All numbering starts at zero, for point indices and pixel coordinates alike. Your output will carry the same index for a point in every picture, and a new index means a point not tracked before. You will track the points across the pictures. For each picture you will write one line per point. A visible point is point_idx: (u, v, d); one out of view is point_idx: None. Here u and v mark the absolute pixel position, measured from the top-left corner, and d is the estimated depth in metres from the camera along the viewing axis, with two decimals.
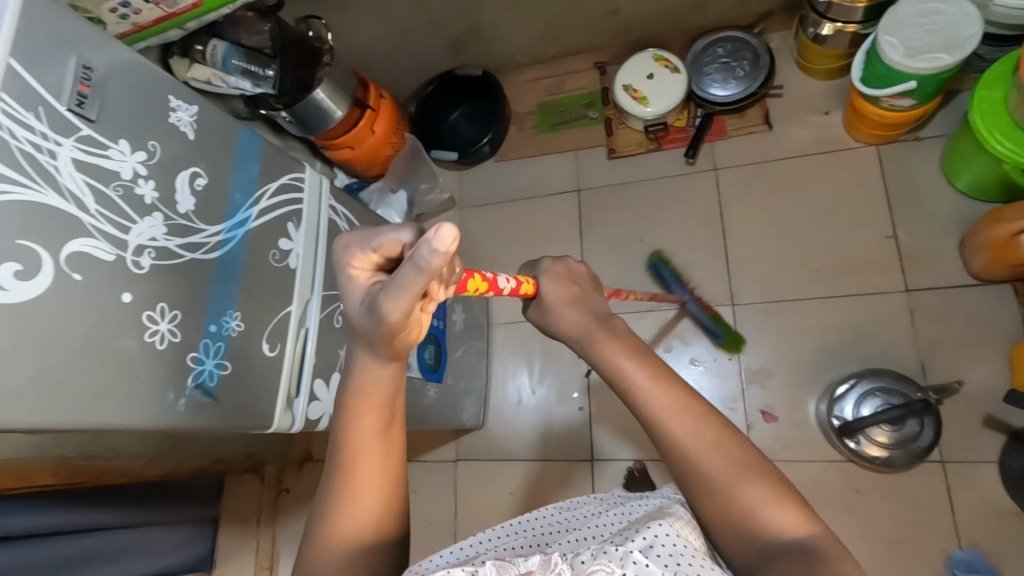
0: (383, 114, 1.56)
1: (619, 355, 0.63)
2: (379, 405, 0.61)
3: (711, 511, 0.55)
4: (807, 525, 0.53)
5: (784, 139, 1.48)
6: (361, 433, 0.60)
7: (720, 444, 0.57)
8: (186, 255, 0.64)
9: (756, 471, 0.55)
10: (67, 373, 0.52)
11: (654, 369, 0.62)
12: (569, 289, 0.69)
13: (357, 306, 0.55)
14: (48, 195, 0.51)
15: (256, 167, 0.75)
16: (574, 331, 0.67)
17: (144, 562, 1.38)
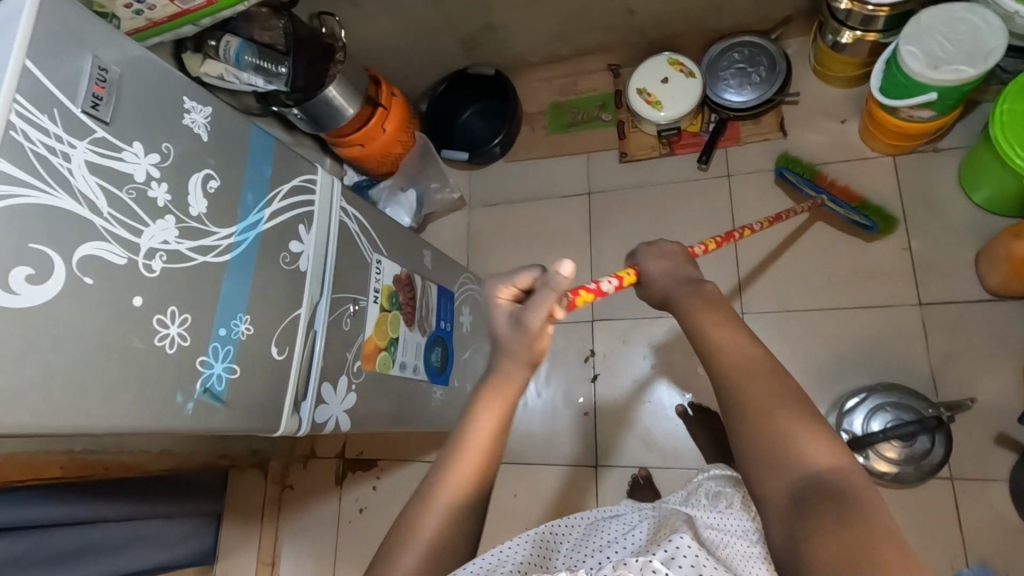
0: (395, 113, 1.56)
1: (692, 305, 0.65)
2: (507, 400, 0.65)
3: (746, 448, 0.54)
4: (840, 462, 0.51)
5: (798, 146, 1.46)
6: (482, 424, 0.63)
7: (765, 380, 0.56)
8: (199, 258, 0.64)
9: (800, 411, 0.54)
10: (78, 378, 0.52)
11: (723, 316, 0.62)
12: (668, 264, 0.72)
13: (504, 322, 0.64)
14: (61, 198, 0.51)
15: (268, 168, 0.74)
16: (661, 295, 0.70)
17: (149, 555, 1.41)
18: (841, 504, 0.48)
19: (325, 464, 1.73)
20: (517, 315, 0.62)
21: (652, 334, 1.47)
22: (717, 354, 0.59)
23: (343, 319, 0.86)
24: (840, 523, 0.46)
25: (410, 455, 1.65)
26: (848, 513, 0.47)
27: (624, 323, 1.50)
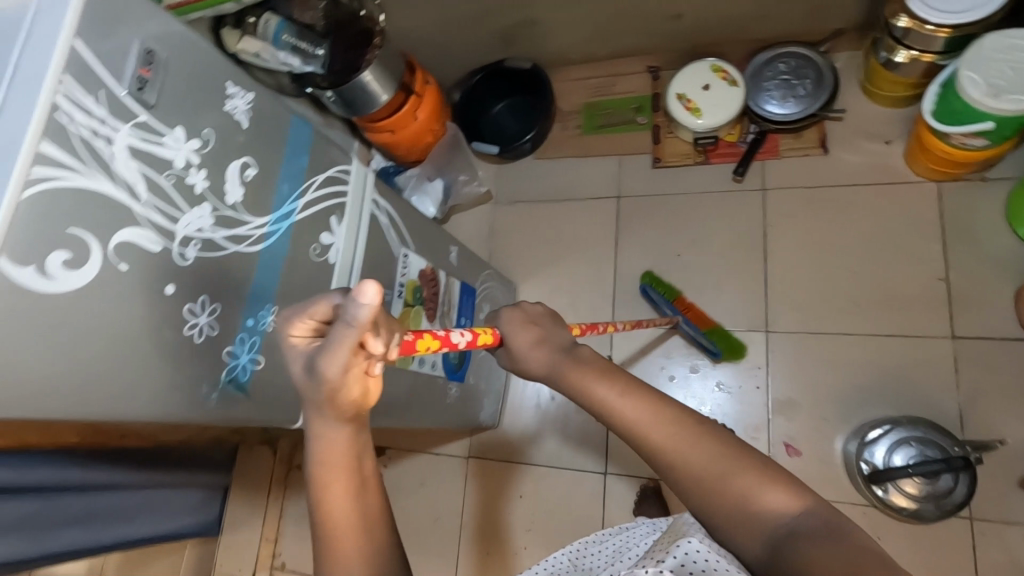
0: (428, 101, 1.53)
1: (587, 379, 0.61)
2: (344, 472, 0.59)
3: (711, 520, 0.53)
4: (800, 503, 0.51)
5: (838, 165, 1.42)
6: (335, 507, 0.59)
7: (695, 438, 0.55)
8: (231, 247, 0.63)
9: (746, 462, 0.53)
10: (108, 366, 0.51)
11: (617, 383, 0.60)
12: (532, 331, 0.66)
13: (301, 373, 0.51)
14: (102, 183, 0.49)
15: (304, 158, 0.74)
16: (541, 368, 0.65)
17: (152, 522, 1.46)
18: (812, 550, 0.47)
19: None
20: (313, 360, 0.49)
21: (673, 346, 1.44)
22: (641, 433, 0.56)
23: None
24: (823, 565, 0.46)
25: None
26: (828, 555, 0.46)
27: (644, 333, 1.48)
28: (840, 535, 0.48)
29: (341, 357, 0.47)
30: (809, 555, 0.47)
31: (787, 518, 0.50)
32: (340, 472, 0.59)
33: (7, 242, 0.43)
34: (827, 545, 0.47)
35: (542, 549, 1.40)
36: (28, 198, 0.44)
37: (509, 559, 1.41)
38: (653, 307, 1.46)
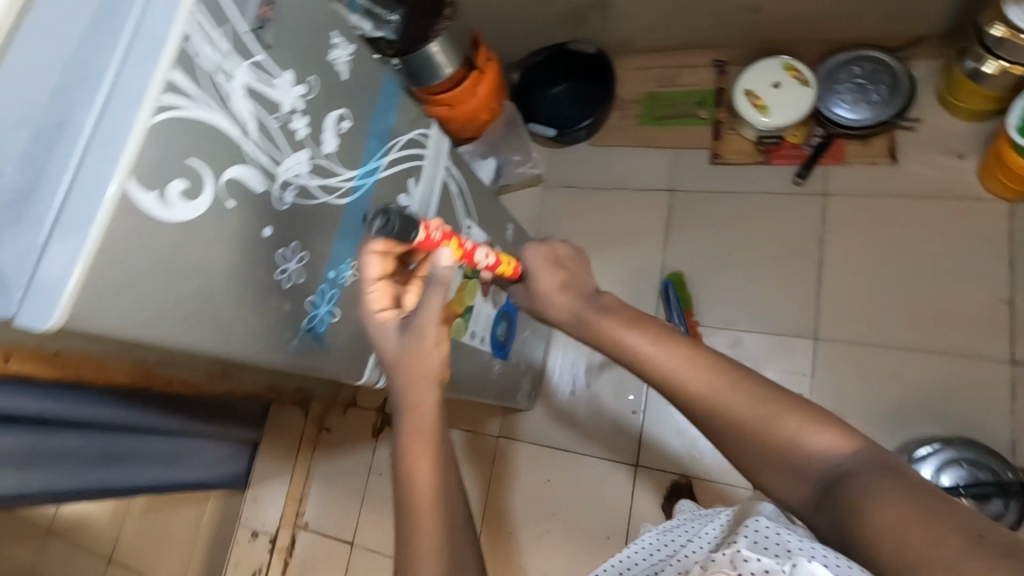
0: (489, 78, 1.50)
1: (617, 328, 0.63)
2: (428, 443, 0.63)
3: (757, 468, 0.55)
4: (849, 442, 0.52)
5: (906, 176, 1.38)
6: (420, 475, 0.63)
7: (735, 386, 0.56)
8: (323, 196, 0.63)
9: (787, 405, 0.55)
10: (208, 302, 0.52)
11: (651, 331, 0.62)
12: (557, 274, 0.71)
13: (389, 342, 0.61)
14: (219, 117, 0.50)
15: (391, 115, 0.74)
16: (567, 311, 0.69)
17: (180, 471, 1.49)
18: (861, 485, 0.49)
19: (363, 415, 1.75)
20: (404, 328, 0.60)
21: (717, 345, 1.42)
22: (682, 388, 0.58)
23: None
24: (878, 502, 0.47)
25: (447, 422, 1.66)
26: (882, 489, 0.48)
27: None
28: (889, 467, 0.50)
29: (432, 322, 0.59)
30: (863, 489, 0.49)
31: (834, 459, 0.52)
32: (421, 442, 0.63)
33: (137, 163, 0.44)
34: (881, 480, 0.49)
35: (566, 534, 1.40)
36: (158, 122, 0.44)
37: (532, 541, 1.42)
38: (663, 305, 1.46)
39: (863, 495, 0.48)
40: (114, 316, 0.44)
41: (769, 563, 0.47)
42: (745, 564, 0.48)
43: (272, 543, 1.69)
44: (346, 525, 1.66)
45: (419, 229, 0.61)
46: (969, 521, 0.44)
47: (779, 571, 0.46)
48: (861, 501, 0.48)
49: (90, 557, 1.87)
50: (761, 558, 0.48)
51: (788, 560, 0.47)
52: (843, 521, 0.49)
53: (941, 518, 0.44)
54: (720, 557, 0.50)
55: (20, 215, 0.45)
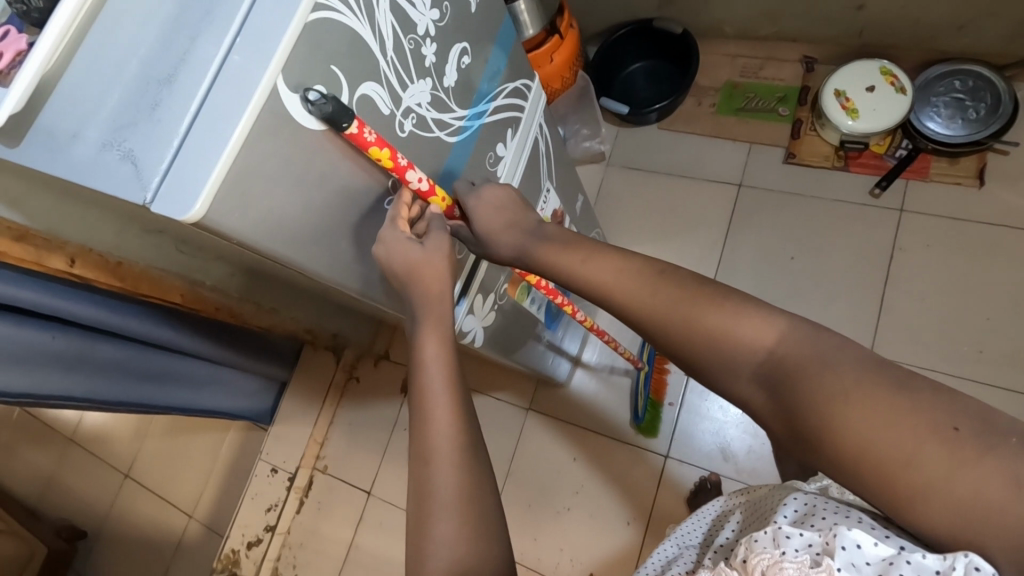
0: (567, 45, 1.46)
1: (567, 259, 0.58)
2: (444, 344, 0.56)
3: (707, 372, 0.49)
4: (777, 329, 0.46)
5: (991, 203, 1.32)
6: (434, 379, 0.54)
7: (652, 288, 0.52)
8: (435, 132, 0.61)
9: (705, 300, 0.49)
10: (319, 216, 0.51)
11: (588, 252, 0.58)
12: (504, 214, 0.64)
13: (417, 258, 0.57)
14: (363, 27, 0.48)
15: (506, 57, 0.72)
16: (510, 250, 0.63)
17: (208, 399, 1.48)
18: (817, 378, 0.43)
19: (395, 368, 1.73)
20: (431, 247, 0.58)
21: None
22: (664, 331, 0.51)
23: None
24: (840, 402, 0.41)
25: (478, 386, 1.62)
26: (842, 384, 0.41)
27: None
28: (833, 346, 0.44)
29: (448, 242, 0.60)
30: (816, 388, 0.42)
31: (759, 350, 0.46)
32: (435, 323, 0.57)
33: (288, 59, 0.42)
34: (830, 370, 0.42)
35: (586, 514, 1.40)
36: (312, 19, 0.43)
37: (552, 516, 1.42)
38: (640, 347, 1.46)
39: (825, 395, 0.42)
40: (243, 217, 0.44)
41: (813, 535, 0.44)
42: (788, 541, 0.45)
43: (290, 481, 1.68)
44: (364, 475, 1.66)
45: (353, 123, 0.46)
46: (939, 409, 0.39)
47: (822, 545, 0.43)
48: (823, 408, 0.41)
49: (109, 469, 1.91)
50: (803, 532, 0.45)
51: (829, 529, 0.44)
52: (811, 435, 0.42)
53: (916, 416, 0.39)
54: (762, 535, 0.47)
55: (159, 99, 0.43)
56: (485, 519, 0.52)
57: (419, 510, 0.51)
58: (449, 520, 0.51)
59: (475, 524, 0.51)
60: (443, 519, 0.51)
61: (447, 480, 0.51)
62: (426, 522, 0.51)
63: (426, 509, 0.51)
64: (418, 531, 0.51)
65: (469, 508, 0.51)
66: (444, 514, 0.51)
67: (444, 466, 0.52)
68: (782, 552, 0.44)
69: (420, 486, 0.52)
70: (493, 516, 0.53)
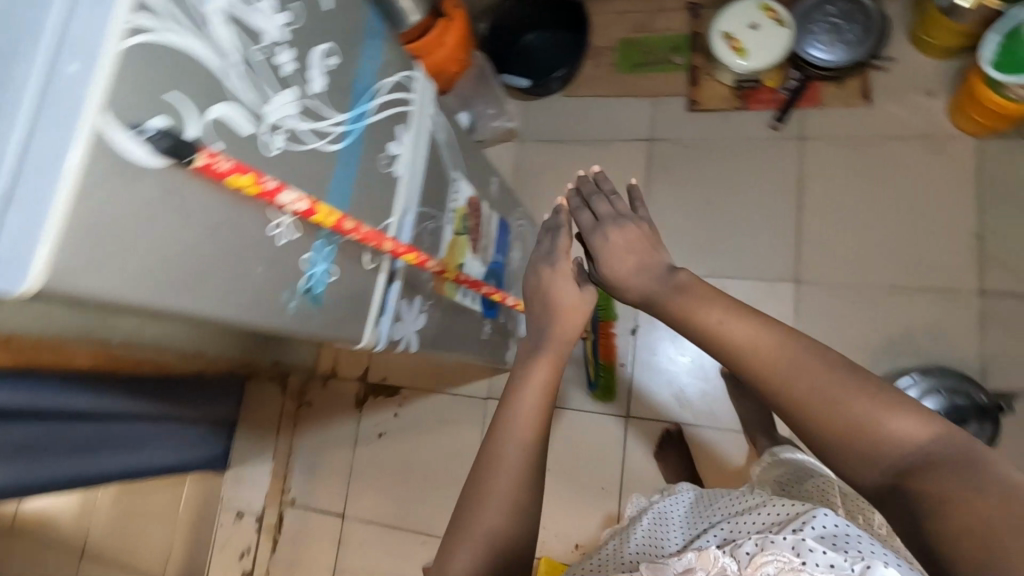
0: (457, 25, 1.40)
1: (710, 317, 0.56)
2: (534, 425, 0.68)
3: (831, 448, 0.48)
4: (930, 428, 0.46)
5: (881, 117, 1.39)
6: (513, 447, 0.67)
7: (800, 362, 0.51)
8: (314, 141, 0.57)
9: (859, 387, 0.48)
10: (190, 258, 0.46)
11: (729, 317, 0.55)
12: (630, 257, 0.68)
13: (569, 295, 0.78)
14: (197, 46, 0.43)
15: (377, 55, 0.69)
16: (639, 294, 0.66)
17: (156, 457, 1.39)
18: (947, 479, 0.44)
19: (345, 386, 1.67)
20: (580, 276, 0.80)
21: None
22: None
23: (423, 237, 0.83)
24: (971, 495, 0.42)
25: (435, 386, 1.58)
26: (978, 485, 0.42)
27: None
28: (969, 461, 0.44)
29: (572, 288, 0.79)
30: (940, 491, 0.43)
31: (907, 446, 0.46)
32: (530, 397, 0.70)
33: (110, 95, 0.37)
34: (962, 485, 0.43)
35: (564, 488, 1.41)
36: (130, 46, 0.38)
37: None
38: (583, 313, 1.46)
39: (947, 495, 0.43)
40: (94, 281, 0.39)
41: (836, 557, 0.49)
42: (810, 553, 0.49)
43: (259, 522, 1.62)
44: (334, 499, 1.61)
45: (200, 155, 0.43)
46: None
47: (846, 569, 0.48)
48: (940, 504, 0.43)
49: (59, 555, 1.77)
50: (827, 550, 0.49)
51: (856, 557, 0.49)
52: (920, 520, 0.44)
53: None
54: (778, 539, 0.52)
55: None
56: (518, 536, 0.65)
57: (452, 538, 0.64)
58: (476, 552, 0.62)
59: (510, 551, 0.64)
60: (474, 548, 0.63)
61: (492, 521, 0.64)
62: (451, 550, 0.63)
63: (462, 537, 0.63)
64: (446, 550, 0.64)
65: (510, 523, 0.65)
66: (481, 543, 0.63)
67: (496, 508, 0.64)
68: (800, 562, 0.49)
69: (460, 525, 0.64)
70: (525, 532, 0.66)
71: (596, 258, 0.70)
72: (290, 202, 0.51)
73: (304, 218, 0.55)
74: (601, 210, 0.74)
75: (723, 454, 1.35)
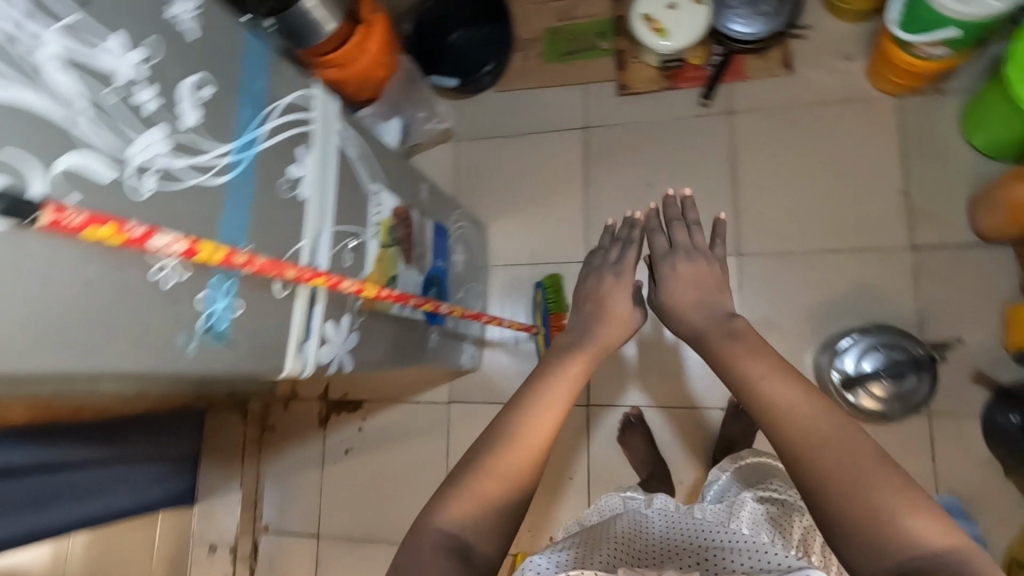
0: (377, 31, 1.38)
1: (762, 376, 0.63)
2: (561, 410, 0.71)
3: (850, 533, 0.52)
4: (950, 538, 0.51)
5: (804, 84, 1.41)
6: (541, 423, 0.69)
7: (839, 439, 0.56)
8: (195, 177, 0.56)
9: (890, 479, 0.54)
10: (54, 316, 0.44)
11: (780, 386, 0.62)
12: (694, 293, 0.81)
13: (624, 303, 0.88)
14: (33, 97, 0.41)
15: (264, 78, 0.67)
16: (695, 322, 0.78)
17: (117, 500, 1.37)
18: None
19: (307, 406, 1.64)
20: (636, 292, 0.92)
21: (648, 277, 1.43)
22: None
23: (345, 255, 0.82)
24: None
25: (397, 396, 1.57)
26: None
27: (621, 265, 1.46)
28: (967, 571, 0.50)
29: (628, 303, 0.88)
30: None
31: (925, 545, 0.51)
32: (562, 388, 0.73)
33: None
34: None
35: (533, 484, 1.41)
36: None
37: None
38: (532, 308, 1.47)
39: None
40: None
41: None
42: None
43: (233, 553, 1.60)
44: (307, 521, 1.59)
45: (46, 211, 0.40)
46: None
47: None
48: None
49: None
50: None
51: None
52: None
53: None
54: None
55: None
56: (513, 506, 0.64)
57: (444, 499, 0.64)
58: (471, 515, 0.62)
59: (502, 522, 0.64)
60: (472, 511, 0.62)
61: (500, 486, 0.64)
62: (437, 505, 0.63)
63: (458, 497, 0.63)
64: (427, 514, 0.63)
65: (514, 488, 0.65)
66: (479, 503, 0.63)
67: (507, 475, 0.65)
68: None
69: (458, 488, 0.64)
70: (522, 502, 0.65)
71: (668, 281, 0.84)
72: (163, 245, 0.49)
73: (187, 258, 0.52)
74: (679, 240, 0.88)
75: (684, 432, 1.37)
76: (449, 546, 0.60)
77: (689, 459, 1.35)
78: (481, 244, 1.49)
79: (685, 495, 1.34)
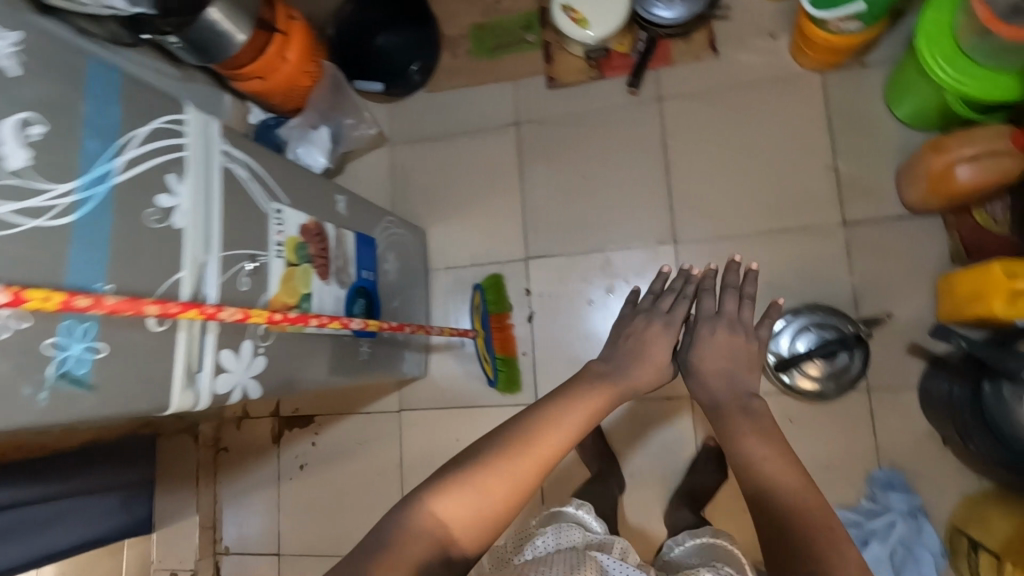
0: (297, 39, 1.37)
1: (768, 457, 0.70)
2: (575, 429, 0.72)
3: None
4: None
5: (731, 65, 1.40)
6: (554, 437, 0.69)
7: (822, 525, 0.63)
8: (27, 221, 0.55)
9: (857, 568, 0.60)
10: None
11: (781, 468, 0.69)
12: (725, 363, 0.83)
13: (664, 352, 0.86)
14: None
15: (116, 109, 0.65)
16: (718, 392, 0.81)
17: (66, 534, 1.35)
18: None
19: (259, 424, 1.62)
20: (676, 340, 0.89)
21: (588, 271, 1.43)
22: None
23: (240, 279, 0.79)
24: None
25: (347, 408, 1.55)
26: None
27: (561, 260, 1.45)
28: None
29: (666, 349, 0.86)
30: None
31: None
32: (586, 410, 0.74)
33: None
34: None
35: None
36: None
37: None
38: (473, 310, 1.46)
39: None
40: None
41: None
42: None
43: None
44: (267, 540, 1.58)
45: None
46: None
47: None
48: None
49: None
50: None
51: None
52: None
53: None
54: None
55: None
56: (498, 515, 0.65)
57: (435, 487, 0.66)
58: (462, 512, 0.64)
59: (485, 527, 0.65)
60: (464, 509, 0.64)
61: (499, 492, 0.65)
62: (423, 497, 0.65)
63: (453, 489, 0.65)
64: (415, 497, 0.65)
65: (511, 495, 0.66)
66: (473, 500, 0.65)
67: (508, 482, 0.66)
68: None
69: (453, 480, 0.66)
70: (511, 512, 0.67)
71: (704, 350, 0.84)
72: None
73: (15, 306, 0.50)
74: (726, 306, 0.89)
75: (632, 425, 1.36)
76: (431, 533, 0.63)
77: (640, 451, 1.35)
78: (418, 248, 1.47)
79: (638, 487, 1.33)
